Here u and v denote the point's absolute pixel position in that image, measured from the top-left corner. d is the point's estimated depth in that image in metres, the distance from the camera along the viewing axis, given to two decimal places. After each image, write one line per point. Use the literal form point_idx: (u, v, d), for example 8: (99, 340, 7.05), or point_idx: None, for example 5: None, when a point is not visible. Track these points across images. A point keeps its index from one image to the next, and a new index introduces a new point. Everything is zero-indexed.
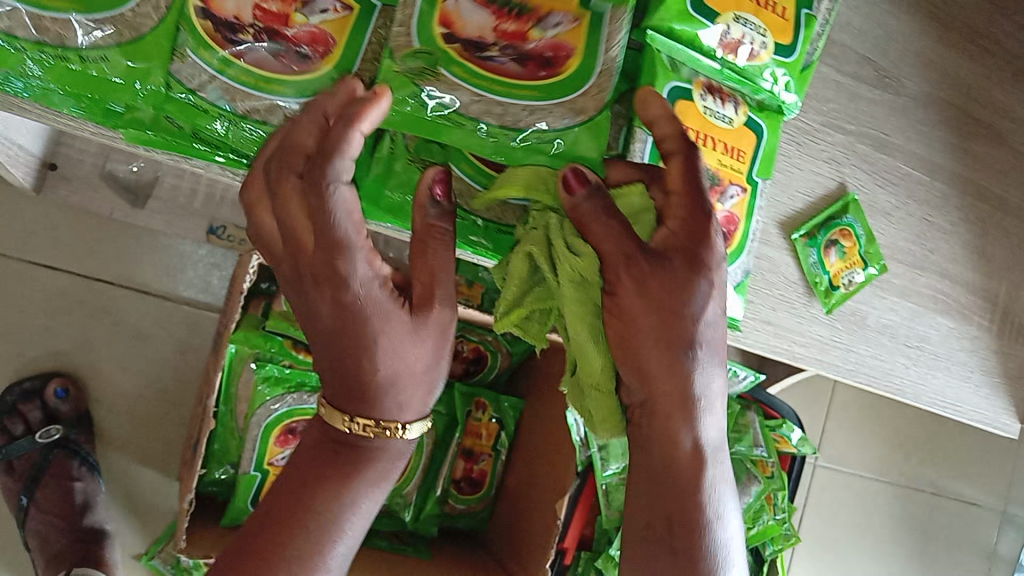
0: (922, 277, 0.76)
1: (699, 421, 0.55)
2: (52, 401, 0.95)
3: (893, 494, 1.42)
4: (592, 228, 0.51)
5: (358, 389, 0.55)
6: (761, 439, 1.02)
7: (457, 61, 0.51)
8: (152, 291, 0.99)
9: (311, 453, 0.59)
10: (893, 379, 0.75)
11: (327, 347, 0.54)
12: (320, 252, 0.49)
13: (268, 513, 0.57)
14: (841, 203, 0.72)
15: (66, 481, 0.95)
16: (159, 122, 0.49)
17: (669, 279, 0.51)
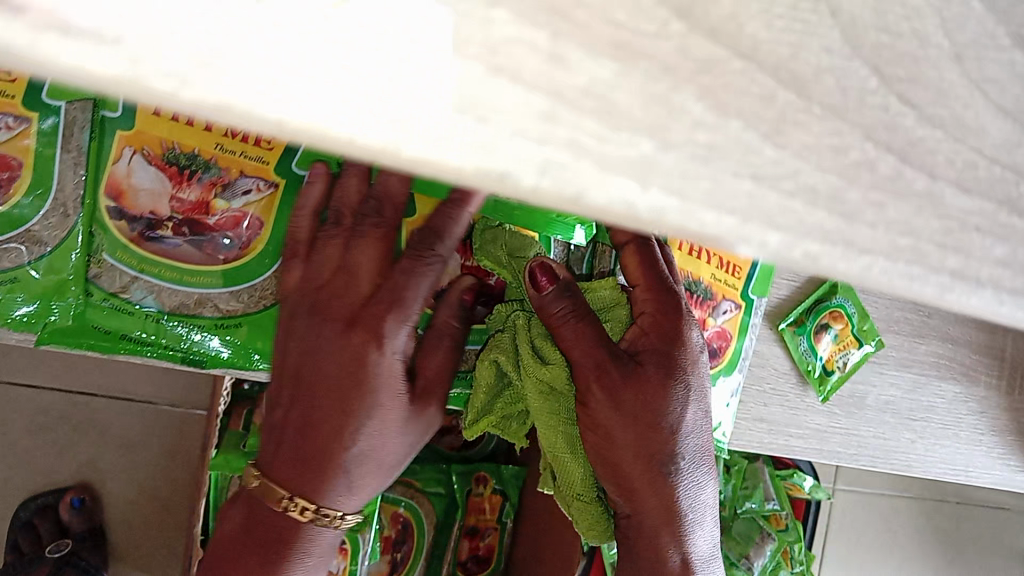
0: (923, 344, 0.72)
1: (687, 536, 0.50)
2: (69, 511, 0.93)
3: (920, 509, 1.38)
4: (565, 330, 0.47)
5: (319, 459, 0.44)
6: (773, 492, 0.92)
7: None
8: (136, 398, 0.95)
9: (233, 540, 0.48)
10: (897, 454, 0.72)
11: (301, 407, 0.44)
12: (373, 304, 0.43)
13: None
14: (828, 285, 0.67)
15: None
16: (83, 330, 0.45)
17: (647, 391, 0.49)
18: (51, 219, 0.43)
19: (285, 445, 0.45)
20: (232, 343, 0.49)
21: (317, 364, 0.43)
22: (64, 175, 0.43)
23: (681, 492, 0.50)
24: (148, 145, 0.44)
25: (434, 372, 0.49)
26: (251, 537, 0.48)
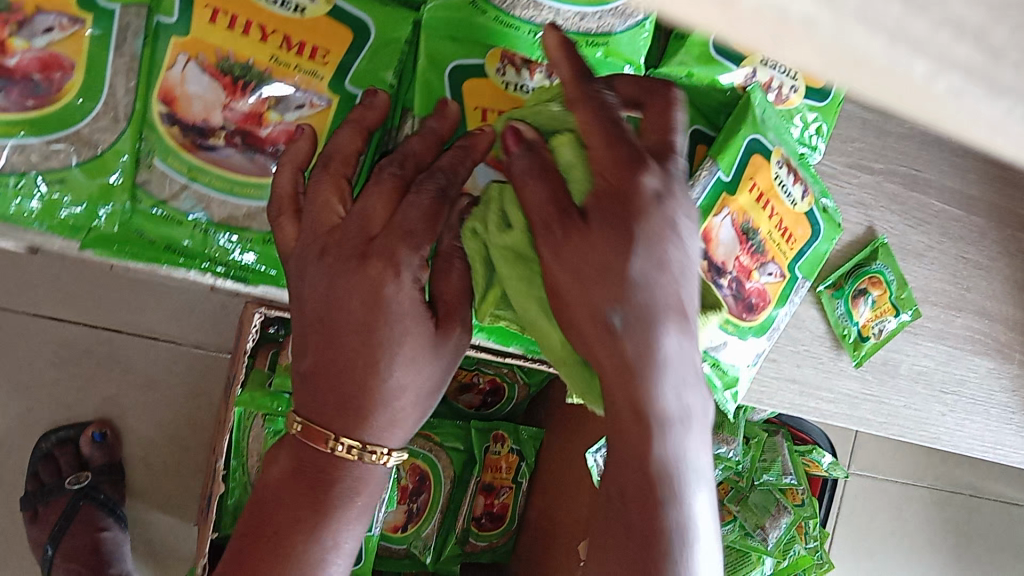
0: (958, 317, 0.71)
1: (660, 384, 0.39)
2: (89, 445, 0.94)
3: (932, 499, 1.37)
4: (523, 191, 0.41)
5: (353, 392, 0.42)
6: (792, 467, 0.97)
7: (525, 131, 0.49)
8: (162, 338, 0.98)
9: (281, 485, 0.44)
10: (928, 427, 0.71)
11: (336, 346, 0.42)
12: (384, 238, 0.41)
13: (237, 560, 0.43)
14: (869, 249, 0.66)
15: (94, 532, 0.94)
16: (129, 236, 0.46)
17: (588, 244, 0.38)
18: (101, 121, 0.43)
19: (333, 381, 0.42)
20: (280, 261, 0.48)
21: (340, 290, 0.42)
22: (115, 80, 0.43)
23: (634, 344, 0.38)
24: (203, 52, 0.44)
25: (455, 294, 0.46)
26: (301, 476, 0.43)
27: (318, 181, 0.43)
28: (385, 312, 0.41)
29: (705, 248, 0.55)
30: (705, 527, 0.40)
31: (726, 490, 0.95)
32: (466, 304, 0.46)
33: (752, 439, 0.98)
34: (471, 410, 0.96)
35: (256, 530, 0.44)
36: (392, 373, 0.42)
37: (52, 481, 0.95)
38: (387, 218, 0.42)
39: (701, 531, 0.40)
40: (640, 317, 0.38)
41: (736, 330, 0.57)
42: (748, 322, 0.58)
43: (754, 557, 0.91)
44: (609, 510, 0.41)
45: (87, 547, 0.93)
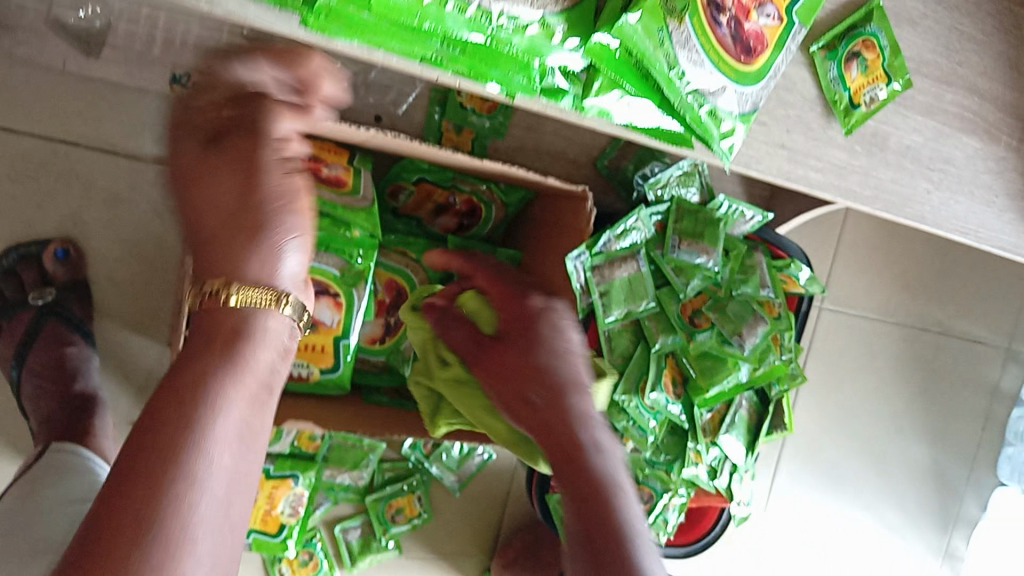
0: (949, 93, 0.70)
1: (590, 457, 0.62)
2: (52, 261, 0.92)
3: (900, 335, 1.39)
4: (449, 336, 0.78)
5: (222, 314, 0.54)
6: (768, 279, 0.96)
7: None
8: (121, 151, 0.93)
9: (184, 382, 0.49)
10: (913, 205, 0.70)
11: (209, 291, 0.55)
12: (230, 196, 0.55)
13: (123, 470, 0.45)
14: (865, 10, 0.63)
15: (59, 346, 0.93)
16: None
17: (502, 359, 0.70)
18: None
19: (233, 238, 0.55)
20: None
21: (217, 191, 0.55)
22: None
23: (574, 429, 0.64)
24: None
25: (277, 247, 0.56)
26: (229, 327, 0.53)
27: (203, 155, 0.56)
28: (229, 252, 0.55)
29: None
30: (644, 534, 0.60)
31: (704, 300, 0.95)
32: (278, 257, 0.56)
33: (731, 252, 0.95)
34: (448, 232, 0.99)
35: (138, 442, 0.46)
36: (252, 318, 0.54)
37: (16, 298, 0.95)
38: (223, 167, 0.56)
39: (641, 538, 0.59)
40: (580, 433, 0.63)
41: (733, 75, 0.54)
42: (746, 68, 0.54)
43: (730, 363, 0.93)
44: (576, 542, 0.58)
45: (52, 361, 0.92)
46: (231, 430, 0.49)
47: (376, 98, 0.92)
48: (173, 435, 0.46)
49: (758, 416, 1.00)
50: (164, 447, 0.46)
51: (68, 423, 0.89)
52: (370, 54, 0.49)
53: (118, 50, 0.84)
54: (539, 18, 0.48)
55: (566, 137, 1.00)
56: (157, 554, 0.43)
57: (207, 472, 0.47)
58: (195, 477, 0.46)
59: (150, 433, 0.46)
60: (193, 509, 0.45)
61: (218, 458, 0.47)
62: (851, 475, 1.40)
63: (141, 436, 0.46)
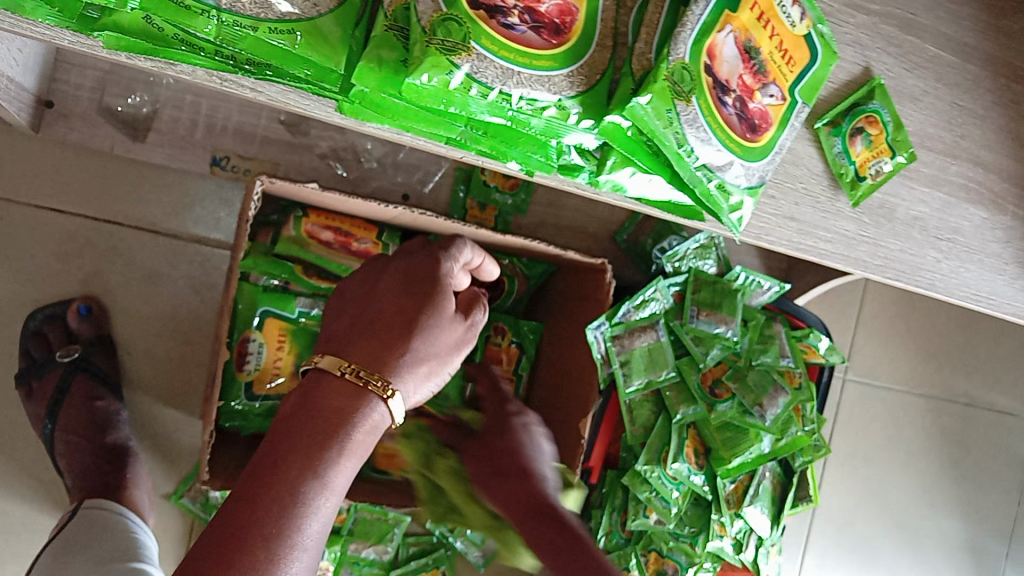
0: (953, 165, 0.73)
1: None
2: (76, 318, 0.95)
3: (925, 406, 1.38)
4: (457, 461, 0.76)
5: (357, 391, 0.57)
6: (788, 350, 0.97)
7: (486, 32, 0.48)
8: (162, 230, 0.98)
9: (304, 413, 0.56)
10: (924, 274, 0.72)
11: (344, 387, 0.57)
12: (418, 289, 0.62)
13: (235, 513, 0.50)
14: (867, 88, 0.67)
15: (89, 401, 0.95)
16: (138, 28, 0.46)
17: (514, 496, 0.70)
18: None
19: (374, 344, 0.59)
20: (304, 61, 0.48)
21: (390, 299, 0.62)
22: None
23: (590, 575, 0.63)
24: None
25: (420, 356, 0.60)
26: (359, 389, 0.57)
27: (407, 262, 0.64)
28: (384, 345, 0.59)
29: (710, 65, 0.55)
30: None
31: (724, 369, 0.96)
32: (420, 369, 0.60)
33: (749, 322, 0.97)
34: None
35: (260, 476, 0.52)
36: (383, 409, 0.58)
37: (42, 355, 0.96)
38: (400, 279, 0.63)
39: None
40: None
41: (740, 151, 0.57)
42: (751, 145, 0.58)
43: (752, 434, 0.94)
44: None
45: (83, 416, 0.94)
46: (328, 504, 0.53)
47: (403, 177, 0.97)
48: (288, 496, 0.51)
49: (783, 486, 0.99)
50: (283, 497, 0.51)
51: (100, 478, 0.91)
52: (400, 135, 0.55)
53: (162, 135, 0.90)
54: (556, 101, 0.51)
55: (585, 212, 1.04)
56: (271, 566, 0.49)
57: (306, 540, 0.51)
58: (298, 539, 0.51)
59: (264, 491, 0.51)
60: (291, 564, 0.50)
61: (312, 526, 0.52)
62: (881, 552, 1.37)
63: (259, 490, 0.51)
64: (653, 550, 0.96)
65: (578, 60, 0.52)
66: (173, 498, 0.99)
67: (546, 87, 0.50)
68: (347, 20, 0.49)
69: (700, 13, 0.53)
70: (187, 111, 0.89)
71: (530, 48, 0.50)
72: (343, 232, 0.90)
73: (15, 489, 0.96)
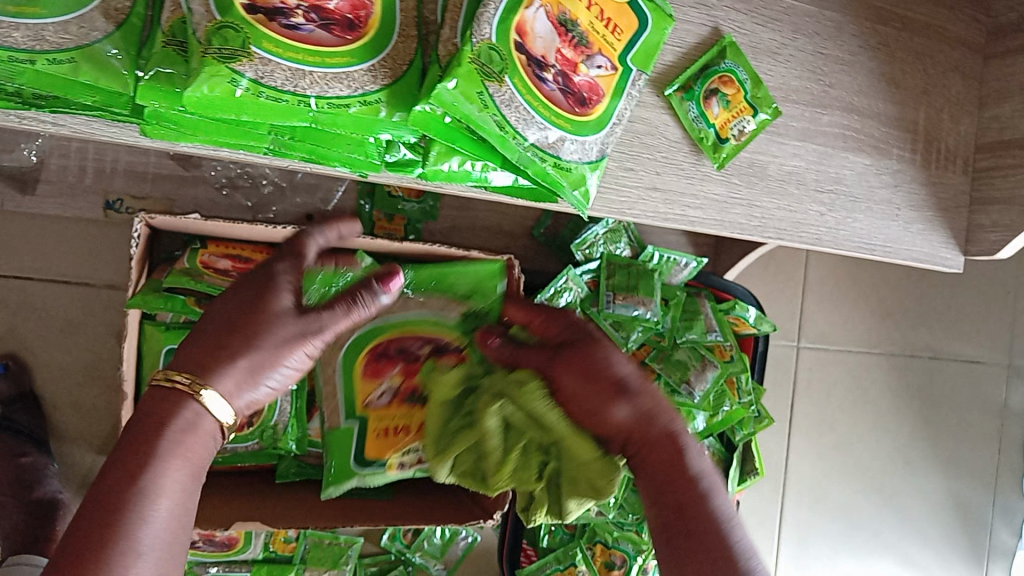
0: (826, 115, 0.71)
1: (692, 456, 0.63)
2: None
3: (887, 364, 1.36)
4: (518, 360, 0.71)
5: (184, 398, 0.54)
6: (715, 324, 0.96)
7: (267, 35, 0.47)
8: (72, 280, 0.97)
9: (133, 424, 0.53)
10: (809, 229, 0.71)
11: (173, 396, 0.54)
12: (259, 280, 0.58)
13: (74, 533, 0.49)
14: (717, 49, 0.65)
15: (13, 458, 0.94)
16: None
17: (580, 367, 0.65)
18: None
19: (209, 345, 0.56)
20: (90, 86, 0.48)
21: (229, 299, 0.57)
22: None
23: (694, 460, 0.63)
24: None
25: (251, 348, 0.56)
26: (181, 396, 0.54)
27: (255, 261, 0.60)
28: (216, 346, 0.55)
29: (521, 42, 0.53)
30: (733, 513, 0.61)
31: (648, 351, 0.96)
32: (257, 367, 0.56)
33: (671, 300, 0.95)
34: None
35: (94, 493, 0.50)
36: (209, 412, 0.55)
37: None
38: (247, 276, 0.59)
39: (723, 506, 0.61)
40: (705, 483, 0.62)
41: (572, 125, 0.56)
42: (583, 118, 0.56)
43: (684, 413, 0.92)
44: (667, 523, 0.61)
45: (9, 474, 0.93)
46: (162, 513, 0.51)
47: (305, 197, 0.96)
48: (118, 510, 0.49)
49: (727, 462, 0.98)
50: (114, 514, 0.49)
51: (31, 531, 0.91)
52: (218, 151, 0.55)
53: (52, 185, 0.92)
54: (359, 97, 0.50)
55: (499, 211, 1.03)
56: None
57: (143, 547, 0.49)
58: (133, 547, 0.49)
59: (98, 508, 0.49)
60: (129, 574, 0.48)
61: (149, 535, 0.50)
62: (861, 517, 1.35)
63: (89, 520, 0.49)
64: (598, 542, 0.93)
65: (380, 54, 0.51)
66: None
67: (345, 84, 0.50)
68: (129, 41, 0.48)
69: None
70: (73, 159, 0.90)
71: (321, 47, 0.49)
72: (241, 259, 0.89)
73: None
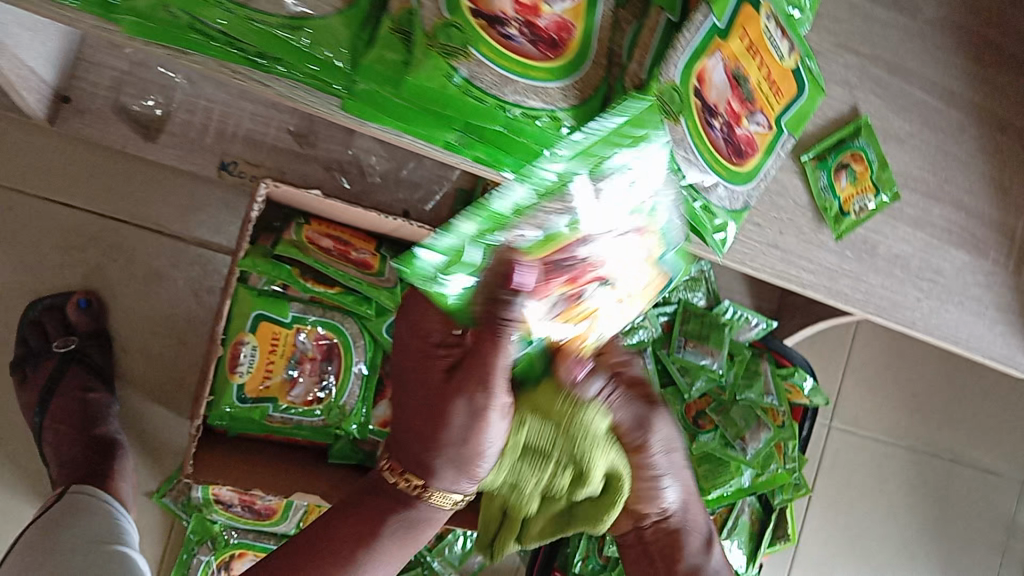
0: (936, 208, 0.75)
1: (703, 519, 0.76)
2: (75, 311, 0.97)
3: (910, 458, 1.38)
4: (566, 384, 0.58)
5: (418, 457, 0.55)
6: (772, 387, 0.99)
7: (483, 38, 0.51)
8: (166, 230, 1.00)
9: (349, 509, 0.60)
10: (905, 311, 0.74)
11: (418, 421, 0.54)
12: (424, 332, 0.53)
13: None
14: (852, 127, 0.69)
15: (81, 393, 0.96)
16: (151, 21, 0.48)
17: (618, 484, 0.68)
18: None
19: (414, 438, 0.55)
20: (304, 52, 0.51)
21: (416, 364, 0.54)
22: None
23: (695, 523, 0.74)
24: None
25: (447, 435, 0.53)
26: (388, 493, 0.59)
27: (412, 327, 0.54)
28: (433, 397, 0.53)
29: (699, 89, 0.57)
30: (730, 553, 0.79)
31: (707, 402, 0.98)
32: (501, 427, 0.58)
33: (736, 356, 0.99)
34: None
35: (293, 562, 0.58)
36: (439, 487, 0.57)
37: (40, 345, 0.97)
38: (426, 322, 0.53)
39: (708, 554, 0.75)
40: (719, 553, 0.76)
41: (726, 172, 0.59)
42: (737, 168, 0.60)
43: (733, 466, 0.95)
44: None
45: (75, 407, 0.95)
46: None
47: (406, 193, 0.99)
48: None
49: (762, 524, 1.01)
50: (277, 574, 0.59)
51: (88, 467, 0.92)
52: (399, 137, 0.58)
53: (175, 137, 0.92)
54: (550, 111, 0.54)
55: None
56: None
57: None
58: None
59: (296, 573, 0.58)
60: None
61: None
62: None
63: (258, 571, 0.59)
64: None
65: (575, 75, 0.55)
66: (155, 496, 1.00)
67: (541, 98, 0.53)
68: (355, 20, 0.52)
69: (691, 37, 0.56)
70: (199, 116, 0.92)
71: (530, 62, 0.52)
72: (341, 242, 0.92)
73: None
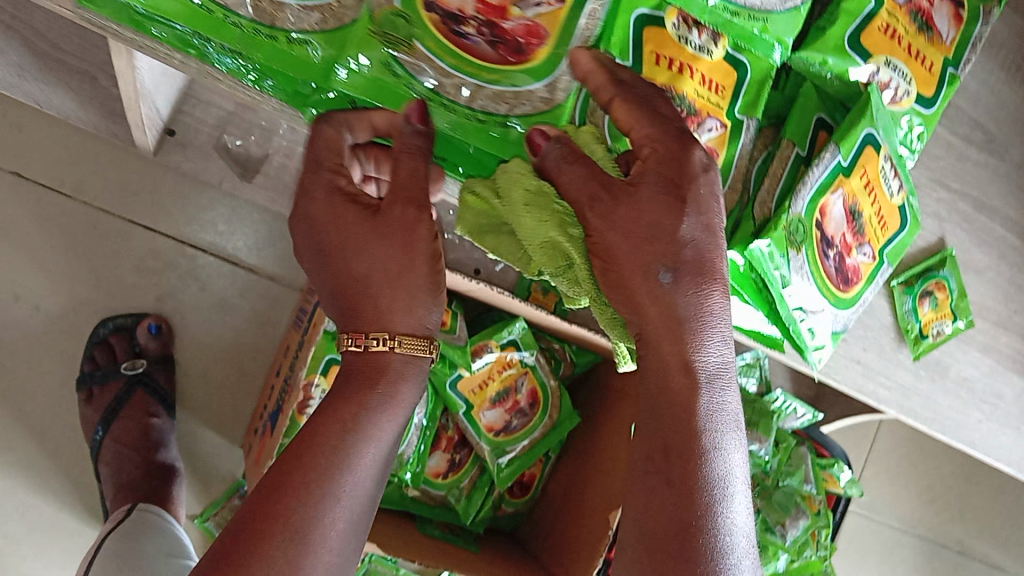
0: (1004, 337, 0.78)
1: (723, 443, 0.50)
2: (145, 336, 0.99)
3: (919, 546, 1.41)
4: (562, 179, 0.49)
5: (360, 299, 0.52)
6: (811, 476, 1.03)
7: None
8: (241, 263, 1.02)
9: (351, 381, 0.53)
10: (966, 432, 0.77)
11: (358, 275, 0.52)
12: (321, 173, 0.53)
13: (266, 484, 0.51)
14: (939, 257, 0.74)
15: (144, 417, 1.00)
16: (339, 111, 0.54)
17: (645, 206, 0.48)
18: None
19: (366, 299, 0.52)
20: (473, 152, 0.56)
21: (331, 215, 0.52)
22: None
23: (715, 457, 0.50)
24: None
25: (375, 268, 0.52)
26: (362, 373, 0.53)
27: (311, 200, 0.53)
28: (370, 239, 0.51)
29: (821, 221, 0.60)
30: (740, 515, 0.50)
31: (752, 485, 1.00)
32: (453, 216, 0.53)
33: (780, 444, 1.03)
34: (512, 427, 1.00)
35: (287, 461, 0.51)
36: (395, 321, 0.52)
37: (107, 364, 0.99)
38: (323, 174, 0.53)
39: (738, 485, 0.50)
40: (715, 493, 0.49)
41: (833, 297, 0.63)
42: (842, 294, 0.64)
43: (771, 551, 0.97)
44: (653, 468, 0.50)
45: (138, 431, 0.99)
46: (362, 484, 0.53)
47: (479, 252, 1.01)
48: (329, 469, 0.51)
49: None
50: (287, 529, 0.49)
51: (148, 490, 0.96)
52: None
53: (268, 178, 0.93)
54: None
55: None
56: (312, 515, 0.50)
57: (348, 497, 0.52)
58: (339, 499, 0.51)
59: (287, 475, 0.51)
60: (349, 492, 0.52)
61: (357, 486, 0.52)
62: None
63: (247, 540, 0.49)
64: None
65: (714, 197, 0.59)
66: (198, 520, 1.01)
67: None
68: None
69: (817, 175, 0.59)
70: (295, 160, 0.92)
71: None
72: None
73: (52, 486, 0.99)
